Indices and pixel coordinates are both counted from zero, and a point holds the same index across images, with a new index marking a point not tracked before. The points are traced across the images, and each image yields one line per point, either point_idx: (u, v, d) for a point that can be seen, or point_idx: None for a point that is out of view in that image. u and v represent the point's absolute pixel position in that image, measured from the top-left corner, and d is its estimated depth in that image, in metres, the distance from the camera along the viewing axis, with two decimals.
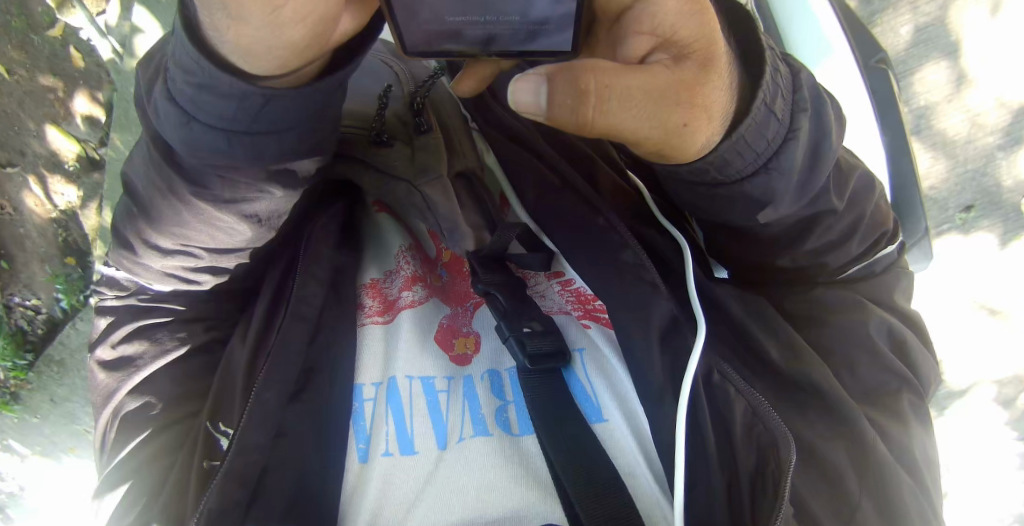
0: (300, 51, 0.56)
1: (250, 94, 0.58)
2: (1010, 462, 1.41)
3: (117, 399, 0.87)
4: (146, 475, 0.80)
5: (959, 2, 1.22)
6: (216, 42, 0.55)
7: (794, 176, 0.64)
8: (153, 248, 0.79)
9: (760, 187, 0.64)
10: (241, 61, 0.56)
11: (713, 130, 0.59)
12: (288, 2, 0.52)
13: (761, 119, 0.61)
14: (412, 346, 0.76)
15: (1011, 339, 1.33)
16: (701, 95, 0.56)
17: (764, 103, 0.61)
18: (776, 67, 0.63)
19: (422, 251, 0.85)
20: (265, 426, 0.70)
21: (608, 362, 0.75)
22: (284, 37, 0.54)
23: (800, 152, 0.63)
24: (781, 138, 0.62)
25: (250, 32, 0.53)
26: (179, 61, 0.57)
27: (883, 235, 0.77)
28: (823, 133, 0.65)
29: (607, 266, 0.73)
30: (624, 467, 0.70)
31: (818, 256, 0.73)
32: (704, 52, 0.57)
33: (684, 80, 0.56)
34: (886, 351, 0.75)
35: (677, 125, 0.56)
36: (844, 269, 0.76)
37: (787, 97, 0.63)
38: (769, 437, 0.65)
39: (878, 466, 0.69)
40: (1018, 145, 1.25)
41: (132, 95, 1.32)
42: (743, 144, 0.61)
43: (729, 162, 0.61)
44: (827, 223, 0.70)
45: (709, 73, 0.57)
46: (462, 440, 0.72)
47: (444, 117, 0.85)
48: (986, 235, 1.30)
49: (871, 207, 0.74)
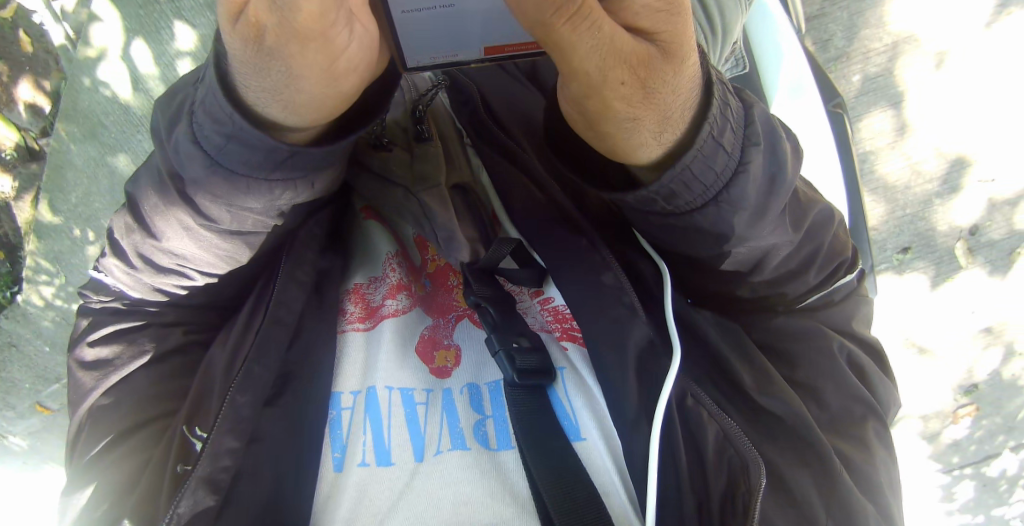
0: (341, 103, 0.59)
1: (281, 148, 0.61)
2: (932, 492, 1.48)
3: (91, 399, 0.83)
4: (113, 474, 0.78)
5: (905, 55, 1.29)
6: (258, 101, 0.57)
7: (745, 211, 0.66)
8: (146, 263, 0.77)
9: (711, 217, 0.66)
10: (284, 116, 0.58)
11: (650, 121, 0.60)
12: (343, 58, 0.55)
13: (709, 151, 0.63)
14: (393, 357, 0.76)
15: (942, 375, 1.40)
16: (655, 71, 0.58)
17: (713, 137, 0.63)
18: (725, 101, 0.64)
19: (408, 260, 0.83)
20: (238, 432, 0.71)
21: (587, 382, 0.75)
22: (338, 89, 0.57)
23: (752, 187, 0.65)
24: (730, 171, 0.64)
25: (308, 89, 0.55)
26: (209, 110, 0.59)
27: (840, 264, 0.79)
28: (779, 167, 0.66)
29: (589, 288, 0.73)
30: (602, 486, 0.71)
31: (773, 285, 0.75)
32: (668, 44, 0.58)
33: (642, 52, 0.57)
34: (852, 378, 0.77)
35: (615, 82, 0.58)
36: (802, 298, 0.78)
37: (738, 131, 0.64)
38: (740, 459, 0.69)
39: (843, 494, 0.70)
40: (953, 193, 1.32)
41: (84, 86, 1.27)
42: (690, 176, 0.63)
43: (677, 194, 0.64)
44: (778, 258, 0.71)
45: (668, 64, 0.58)
46: (439, 453, 0.72)
47: (443, 126, 0.86)
48: (919, 276, 1.36)
49: (829, 239, 0.76)
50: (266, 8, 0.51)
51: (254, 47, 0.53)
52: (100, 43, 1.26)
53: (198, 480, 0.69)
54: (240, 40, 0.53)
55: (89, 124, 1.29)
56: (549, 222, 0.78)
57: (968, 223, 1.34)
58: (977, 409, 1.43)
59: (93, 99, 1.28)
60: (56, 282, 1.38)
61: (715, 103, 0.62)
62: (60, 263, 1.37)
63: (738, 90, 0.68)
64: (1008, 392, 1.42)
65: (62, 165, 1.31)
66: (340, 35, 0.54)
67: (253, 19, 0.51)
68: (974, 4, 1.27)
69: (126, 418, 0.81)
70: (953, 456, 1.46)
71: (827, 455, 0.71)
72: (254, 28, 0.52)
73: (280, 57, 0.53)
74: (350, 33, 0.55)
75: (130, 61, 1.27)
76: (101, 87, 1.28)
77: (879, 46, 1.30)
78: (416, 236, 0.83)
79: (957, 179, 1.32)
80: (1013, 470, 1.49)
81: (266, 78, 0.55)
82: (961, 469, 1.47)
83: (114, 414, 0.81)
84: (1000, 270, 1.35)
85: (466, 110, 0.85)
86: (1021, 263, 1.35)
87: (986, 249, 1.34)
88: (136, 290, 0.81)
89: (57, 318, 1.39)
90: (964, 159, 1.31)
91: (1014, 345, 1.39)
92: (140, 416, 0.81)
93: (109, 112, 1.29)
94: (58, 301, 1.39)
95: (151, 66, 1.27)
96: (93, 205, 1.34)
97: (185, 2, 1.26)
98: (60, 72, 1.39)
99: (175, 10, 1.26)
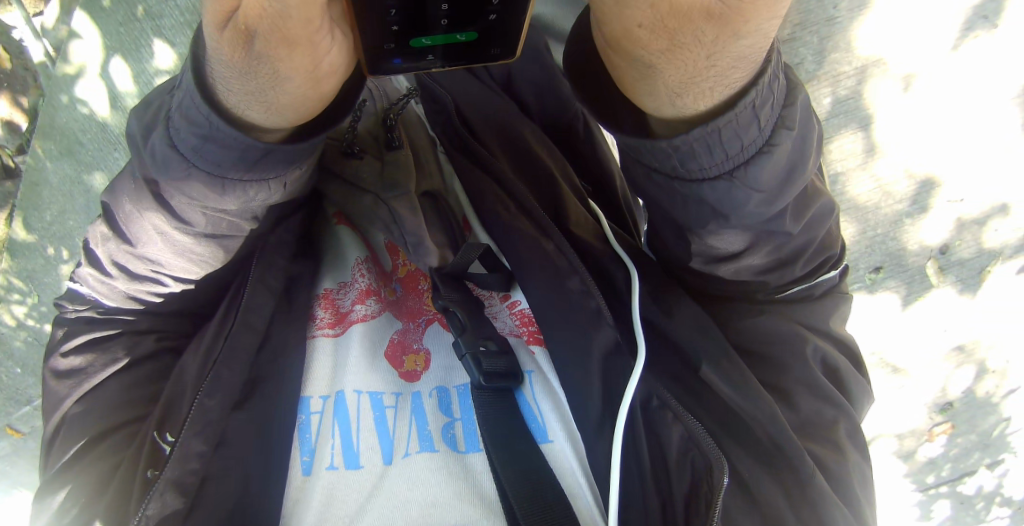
0: (320, 104, 0.60)
1: (255, 146, 0.61)
2: (908, 512, 1.51)
3: (65, 406, 0.83)
4: (85, 478, 0.77)
5: (874, 78, 1.28)
6: (242, 106, 0.58)
7: (757, 193, 0.63)
8: (121, 271, 0.76)
9: (719, 191, 0.63)
10: (264, 117, 0.59)
11: (682, 87, 0.56)
12: (326, 61, 0.56)
13: (744, 121, 0.59)
14: (363, 360, 0.76)
15: (914, 394, 1.43)
16: (691, 32, 0.53)
17: (754, 106, 0.58)
18: (775, 74, 0.59)
19: (378, 264, 0.84)
20: (207, 435, 0.71)
21: (554, 385, 0.77)
22: (319, 90, 0.58)
23: (771, 171, 0.62)
24: (756, 147, 0.61)
25: (293, 90, 0.56)
26: (186, 114, 0.60)
27: (828, 259, 0.78)
28: (801, 157, 0.63)
29: (557, 293, 0.75)
30: (568, 486, 0.73)
31: (758, 273, 0.74)
32: (731, 7, 0.51)
33: (691, 13, 0.52)
34: (824, 382, 0.79)
35: (633, 27, 0.54)
36: (783, 288, 0.77)
37: (776, 108, 0.61)
38: (704, 461, 0.70)
39: (812, 496, 0.72)
40: (923, 213, 1.33)
41: (62, 103, 1.27)
42: (716, 140, 0.59)
43: (695, 155, 0.61)
44: (766, 247, 0.70)
45: (718, 31, 0.52)
46: (407, 455, 0.72)
47: (415, 135, 0.87)
48: (891, 295, 1.38)
49: (822, 235, 0.75)
50: (259, 15, 0.51)
51: (242, 52, 0.54)
52: (79, 61, 1.25)
53: (167, 482, 0.69)
54: (228, 47, 0.54)
55: (67, 142, 1.28)
56: (516, 227, 0.78)
57: (938, 242, 1.34)
58: (952, 427, 1.46)
59: (71, 116, 1.27)
60: (29, 301, 1.37)
61: (766, 78, 0.58)
62: (32, 282, 1.36)
63: (786, 70, 0.64)
64: (982, 410, 1.45)
65: (39, 183, 1.30)
66: (323, 40, 0.54)
67: (243, 24, 0.52)
68: (940, 27, 1.25)
69: (99, 422, 0.80)
70: (929, 475, 1.48)
71: (800, 459, 0.72)
72: (243, 34, 0.52)
73: (266, 64, 0.54)
74: (332, 39, 0.55)
75: (109, 78, 1.26)
76: (78, 105, 1.27)
77: (849, 69, 1.27)
78: (386, 241, 0.84)
79: (927, 199, 1.32)
80: (988, 487, 1.51)
81: (251, 81, 0.56)
82: (937, 487, 1.50)
83: (87, 418, 0.81)
84: (971, 289, 1.37)
85: (439, 118, 0.86)
86: (991, 282, 1.36)
87: (957, 268, 1.36)
88: (111, 299, 0.80)
89: (29, 338, 1.39)
90: (933, 180, 1.31)
91: (987, 363, 1.41)
92: (115, 419, 0.80)
93: (87, 129, 1.28)
94: (30, 321, 1.39)
95: (129, 83, 1.26)
96: (67, 223, 1.33)
97: (165, 20, 1.24)
98: (38, 88, 1.38)
99: (156, 28, 1.24)
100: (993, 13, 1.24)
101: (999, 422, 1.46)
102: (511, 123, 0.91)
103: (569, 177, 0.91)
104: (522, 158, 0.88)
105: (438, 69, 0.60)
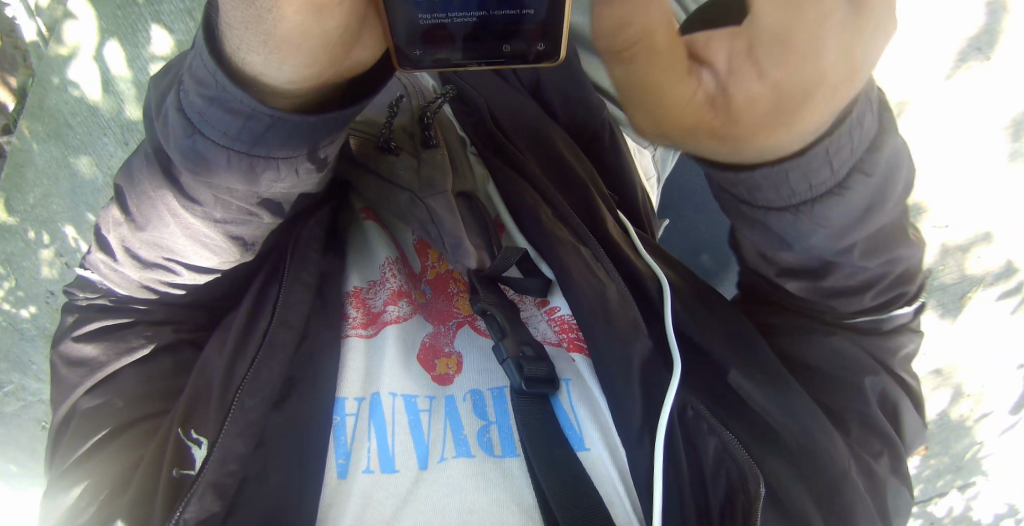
0: (326, 50, 0.57)
1: (262, 111, 0.59)
2: None
3: (73, 396, 0.81)
4: (102, 474, 0.75)
5: None
6: (241, 47, 0.56)
7: (823, 228, 0.65)
8: (132, 258, 0.75)
9: (784, 222, 0.65)
10: (264, 58, 0.56)
11: (695, 151, 0.65)
12: None
13: (815, 163, 0.61)
14: (398, 361, 0.76)
15: None
16: (699, 123, 0.63)
17: (825, 151, 0.60)
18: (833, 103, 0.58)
19: (407, 265, 0.84)
20: (248, 435, 0.69)
21: (593, 393, 0.77)
22: (323, 23, 0.55)
23: (841, 209, 0.63)
24: (826, 187, 0.62)
25: (292, 17, 0.53)
26: (195, 73, 0.59)
27: (902, 295, 0.76)
28: (881, 198, 0.64)
29: (591, 298, 0.75)
30: (606, 495, 0.73)
31: (824, 295, 0.76)
32: (745, 108, 0.61)
33: (688, 103, 0.64)
34: (878, 415, 0.80)
35: (647, 119, 0.66)
36: (851, 315, 0.78)
37: (855, 151, 0.61)
38: (738, 472, 0.71)
39: (844, 504, 0.73)
40: None
41: (51, 84, 1.24)
42: (783, 178, 0.62)
43: (761, 189, 0.63)
44: (835, 275, 0.72)
45: (730, 124, 0.62)
46: (443, 460, 0.72)
47: (447, 132, 0.86)
48: None
49: (900, 269, 0.73)
50: None
51: None
52: (72, 41, 1.23)
53: (206, 485, 0.66)
54: None
55: (56, 125, 1.26)
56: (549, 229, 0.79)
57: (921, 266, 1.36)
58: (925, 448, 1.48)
59: (61, 98, 1.25)
60: (6, 285, 1.34)
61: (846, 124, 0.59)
62: (10, 265, 1.33)
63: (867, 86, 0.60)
64: (955, 433, 1.47)
65: (24, 164, 1.27)
66: None
67: None
68: (934, 55, 1.27)
69: (118, 413, 0.79)
70: None
71: (831, 468, 0.73)
72: None
73: None
74: None
75: (102, 62, 1.24)
76: (70, 87, 1.24)
77: None
78: (416, 242, 0.84)
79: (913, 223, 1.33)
80: (958, 509, 1.53)
81: (247, 9, 0.53)
82: None
83: (104, 412, 0.79)
84: (951, 313, 1.39)
85: (470, 120, 0.88)
86: (971, 307, 1.39)
87: (939, 292, 1.38)
88: (124, 287, 0.79)
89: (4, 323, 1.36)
90: (919, 204, 1.32)
91: (962, 387, 1.43)
92: (134, 413, 0.79)
93: (77, 113, 1.26)
94: (6, 305, 1.36)
95: (123, 68, 1.24)
96: (51, 207, 1.30)
97: (165, 6, 1.23)
98: (28, 68, 1.35)
99: (154, 13, 1.23)
100: (986, 45, 1.27)
101: (972, 446, 1.48)
102: (545, 131, 0.91)
103: (600, 188, 0.90)
104: (551, 166, 0.89)
105: (473, 68, 0.63)
